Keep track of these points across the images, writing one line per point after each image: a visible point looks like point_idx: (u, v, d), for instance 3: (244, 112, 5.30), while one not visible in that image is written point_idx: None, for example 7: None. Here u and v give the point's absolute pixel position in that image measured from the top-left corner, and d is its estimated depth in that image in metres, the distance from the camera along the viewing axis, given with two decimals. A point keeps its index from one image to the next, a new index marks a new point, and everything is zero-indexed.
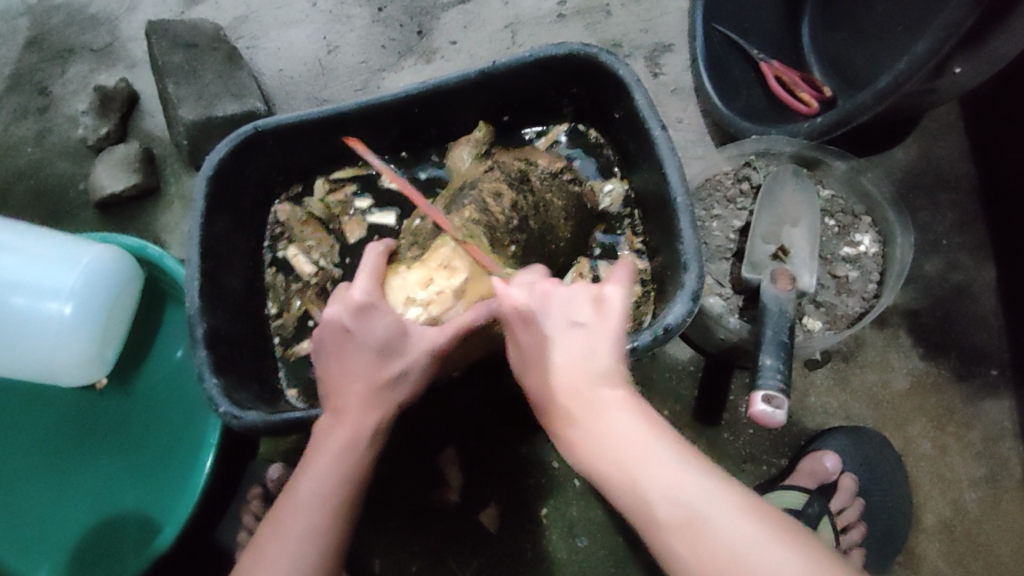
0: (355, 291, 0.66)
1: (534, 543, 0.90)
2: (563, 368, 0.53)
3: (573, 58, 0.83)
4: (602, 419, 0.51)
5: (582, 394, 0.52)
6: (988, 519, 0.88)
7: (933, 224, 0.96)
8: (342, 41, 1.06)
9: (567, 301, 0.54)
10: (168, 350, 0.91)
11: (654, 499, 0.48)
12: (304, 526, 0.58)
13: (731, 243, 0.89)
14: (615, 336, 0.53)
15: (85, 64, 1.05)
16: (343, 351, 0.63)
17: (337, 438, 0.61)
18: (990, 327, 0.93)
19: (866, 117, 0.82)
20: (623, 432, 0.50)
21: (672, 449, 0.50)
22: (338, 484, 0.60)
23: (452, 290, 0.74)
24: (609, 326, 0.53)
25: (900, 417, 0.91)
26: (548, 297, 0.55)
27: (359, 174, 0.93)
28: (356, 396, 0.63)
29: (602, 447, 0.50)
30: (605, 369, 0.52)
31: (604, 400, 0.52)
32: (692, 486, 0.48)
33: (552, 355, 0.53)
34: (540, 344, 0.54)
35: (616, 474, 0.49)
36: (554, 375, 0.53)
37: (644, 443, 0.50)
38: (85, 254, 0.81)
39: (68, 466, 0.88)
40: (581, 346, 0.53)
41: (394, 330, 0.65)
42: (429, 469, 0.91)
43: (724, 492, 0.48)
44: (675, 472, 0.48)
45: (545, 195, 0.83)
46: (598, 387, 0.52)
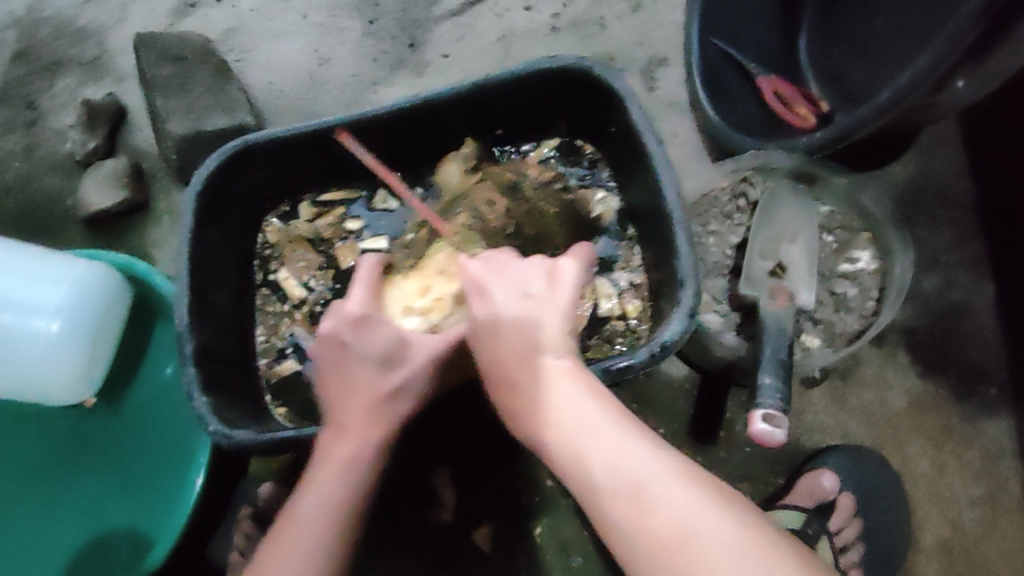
0: (351, 304, 0.65)
1: (528, 563, 0.88)
2: (516, 342, 0.58)
3: (568, 71, 0.81)
4: (558, 398, 0.55)
5: (536, 370, 0.57)
6: (986, 540, 0.87)
7: (931, 240, 0.95)
8: (333, 54, 1.05)
9: (521, 275, 0.60)
10: (158, 368, 0.89)
11: (602, 472, 0.52)
12: (312, 537, 0.57)
13: (728, 259, 0.89)
14: (564, 309, 0.59)
15: (73, 77, 1.03)
16: (343, 363, 0.63)
17: (337, 453, 0.60)
18: (989, 344, 0.92)
19: (864, 133, 0.82)
20: (575, 411, 0.55)
21: (622, 429, 0.54)
22: (345, 495, 0.59)
23: (451, 296, 0.75)
24: (558, 296, 0.58)
25: (898, 436, 0.90)
26: (502, 270, 0.61)
27: (348, 196, 0.93)
28: (357, 411, 0.62)
29: (560, 425, 0.55)
30: (553, 339, 0.57)
31: (559, 379, 0.56)
32: (637, 460, 0.52)
33: (506, 327, 0.58)
34: (494, 316, 0.59)
35: (568, 450, 0.54)
36: (506, 347, 0.58)
37: (594, 420, 0.54)
38: (73, 271, 0.80)
39: (56, 487, 0.87)
40: (530, 317, 0.58)
41: (394, 342, 0.64)
42: (422, 489, 0.89)
43: (664, 465, 0.52)
44: (625, 449, 0.53)
45: (540, 204, 0.86)
46: (547, 360, 0.57)
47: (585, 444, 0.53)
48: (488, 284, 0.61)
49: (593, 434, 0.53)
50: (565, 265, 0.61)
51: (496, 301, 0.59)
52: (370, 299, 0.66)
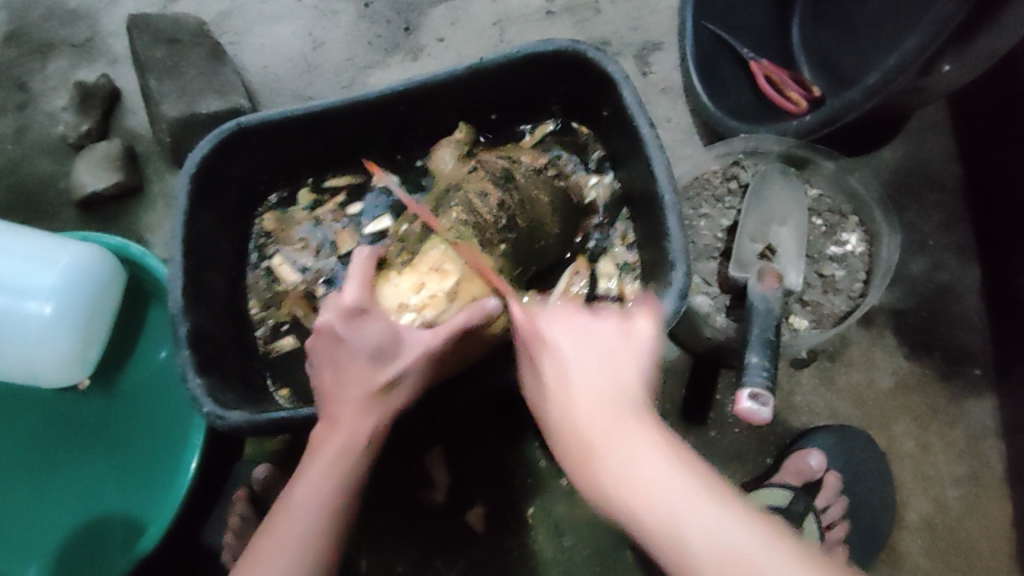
0: (346, 295, 0.66)
1: (522, 542, 0.90)
2: (593, 400, 0.50)
3: (562, 54, 0.82)
4: (637, 458, 0.48)
5: (616, 431, 0.49)
6: (969, 517, 0.89)
7: (918, 224, 0.96)
8: (328, 37, 1.05)
9: (593, 327, 0.55)
10: (154, 351, 0.90)
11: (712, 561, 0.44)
12: (296, 530, 0.57)
13: (719, 242, 0.90)
14: (640, 362, 0.53)
15: (65, 60, 1.03)
16: (338, 358, 0.64)
17: (332, 443, 0.61)
18: (974, 326, 0.93)
19: (854, 115, 0.83)
20: (665, 481, 0.47)
21: (713, 494, 0.46)
22: (337, 490, 0.59)
23: (445, 293, 0.75)
24: (636, 354, 0.54)
25: (884, 416, 0.91)
26: (572, 322, 0.55)
27: (350, 182, 0.93)
28: (351, 403, 0.62)
29: (648, 495, 0.46)
30: (634, 399, 0.51)
31: (638, 437, 0.49)
32: (739, 531, 0.44)
33: (579, 385, 0.51)
34: (563, 371, 0.52)
35: (665, 528, 0.45)
36: (583, 406, 0.51)
37: (683, 487, 0.47)
38: (65, 253, 0.80)
39: (50, 466, 0.87)
40: (611, 375, 0.52)
41: (387, 334, 0.65)
42: (416, 469, 0.90)
43: (767, 541, 0.44)
44: (729, 524, 0.45)
45: (530, 192, 0.82)
46: (629, 420, 0.50)
47: (666, 506, 0.46)
48: (559, 343, 0.54)
49: (687, 504, 0.46)
50: (637, 322, 0.56)
51: (562, 355, 0.53)
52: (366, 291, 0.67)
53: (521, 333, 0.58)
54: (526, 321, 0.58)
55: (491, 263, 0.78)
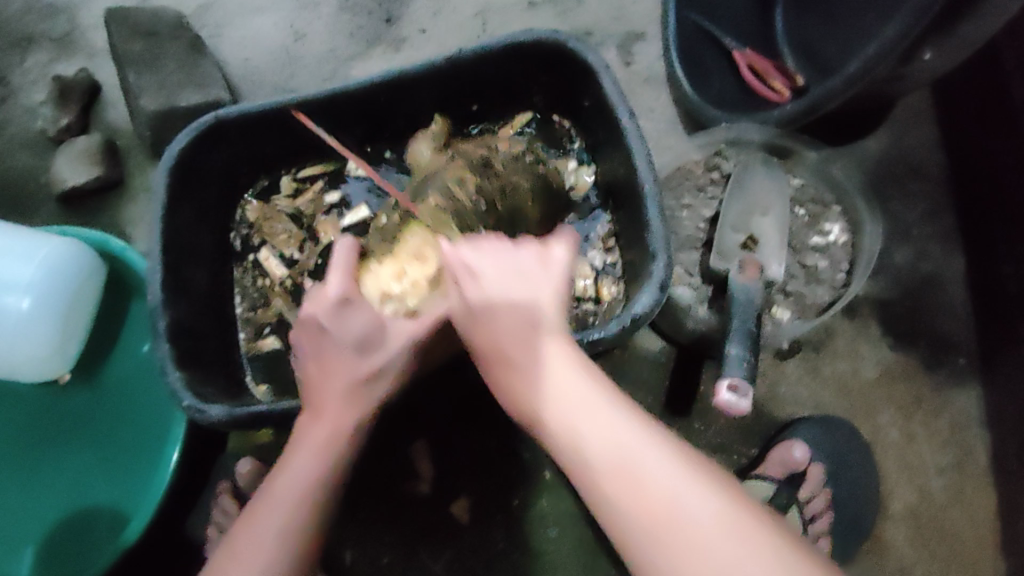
0: (328, 289, 0.65)
1: (507, 533, 0.90)
2: (510, 318, 0.55)
3: (542, 44, 0.81)
4: (545, 373, 0.53)
5: (531, 348, 0.54)
6: (953, 506, 0.89)
7: (904, 213, 0.96)
8: (309, 29, 1.04)
9: (513, 254, 0.57)
10: (135, 345, 0.89)
11: (603, 462, 0.50)
12: (280, 524, 0.56)
13: (702, 233, 0.89)
14: (556, 284, 0.56)
15: (45, 54, 1.03)
16: (322, 349, 0.63)
17: (316, 434, 0.60)
18: (958, 316, 0.93)
19: (834, 104, 0.83)
20: (573, 393, 0.52)
21: (615, 403, 0.52)
22: (320, 481, 0.58)
23: (426, 280, 0.73)
24: (551, 276, 0.56)
25: (869, 406, 0.91)
26: (488, 246, 0.57)
27: (325, 170, 0.93)
28: (335, 393, 0.62)
29: (557, 408, 0.52)
30: (549, 319, 0.55)
31: (548, 351, 0.54)
32: (626, 437, 0.50)
33: (500, 309, 0.55)
34: (486, 299, 0.55)
35: (567, 435, 0.51)
36: (497, 323, 0.55)
37: (586, 401, 0.52)
38: (43, 247, 0.79)
39: (31, 461, 0.87)
40: (524, 295, 0.55)
41: (371, 325, 0.64)
42: (399, 461, 0.90)
43: (649, 441, 0.50)
44: (623, 433, 0.50)
45: (510, 179, 0.81)
46: (541, 340, 0.54)
47: (566, 410, 0.52)
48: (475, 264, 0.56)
49: (590, 417, 0.51)
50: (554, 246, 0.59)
51: (479, 280, 0.56)
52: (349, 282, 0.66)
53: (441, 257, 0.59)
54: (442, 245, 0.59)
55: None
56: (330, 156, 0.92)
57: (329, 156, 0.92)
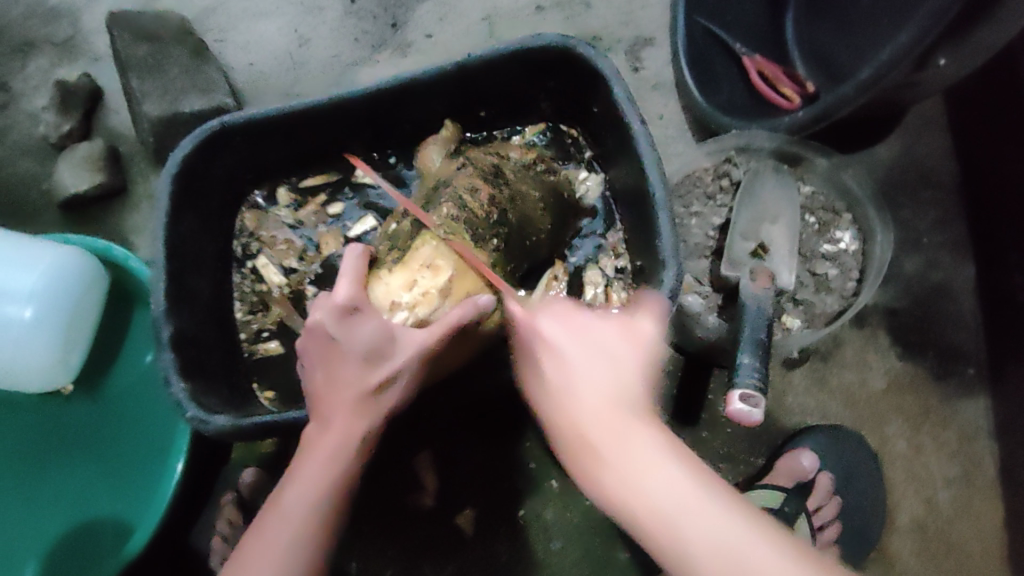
0: (340, 295, 0.64)
1: (511, 545, 0.89)
2: (591, 393, 0.58)
3: (550, 50, 0.80)
4: (640, 455, 0.55)
5: (609, 419, 0.57)
6: (959, 518, 0.88)
7: (914, 221, 0.95)
8: (314, 34, 1.03)
9: (599, 335, 0.62)
10: (139, 355, 0.88)
11: (671, 519, 0.53)
12: (286, 537, 0.56)
13: (711, 240, 0.88)
14: (642, 363, 0.62)
15: (47, 58, 1.02)
16: (331, 358, 0.61)
17: (324, 445, 0.59)
18: (967, 326, 0.92)
19: (846, 110, 0.82)
20: (666, 478, 0.54)
21: (712, 492, 0.54)
22: (326, 494, 0.58)
23: (438, 289, 0.73)
24: (638, 353, 0.62)
25: (877, 417, 0.90)
26: (576, 326, 0.63)
27: (324, 181, 0.92)
28: (344, 404, 0.60)
29: (629, 470, 0.55)
30: (639, 401, 0.59)
31: (642, 437, 0.56)
32: (689, 498, 0.54)
33: (586, 392, 0.58)
34: (572, 379, 0.59)
35: (642, 498, 0.54)
36: (579, 400, 0.58)
37: (653, 463, 0.55)
38: (46, 256, 0.78)
39: (34, 473, 0.86)
40: (612, 377, 0.59)
41: (380, 335, 0.63)
42: (404, 473, 0.89)
43: (746, 523, 0.53)
44: (689, 496, 0.54)
45: (519, 188, 0.81)
46: (629, 419, 0.58)
47: (657, 500, 0.54)
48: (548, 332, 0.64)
49: (671, 491, 0.54)
50: (640, 321, 0.65)
51: (562, 356, 0.61)
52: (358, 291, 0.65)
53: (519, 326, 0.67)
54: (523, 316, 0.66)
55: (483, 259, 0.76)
56: (334, 165, 0.91)
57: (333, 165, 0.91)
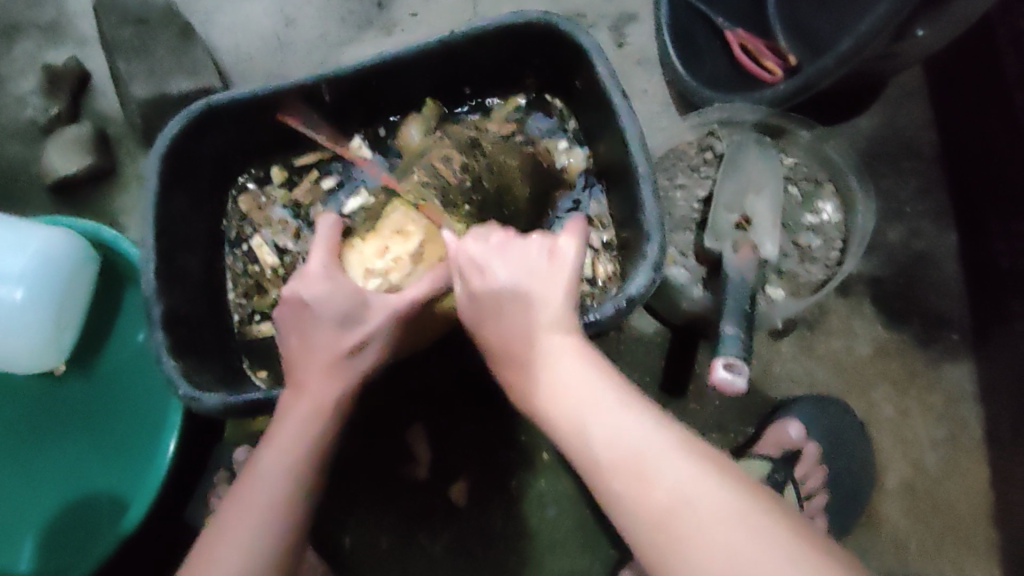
0: (313, 266, 0.66)
1: (506, 514, 0.90)
2: (529, 324, 0.57)
3: (534, 26, 0.80)
4: (558, 372, 0.54)
5: (554, 354, 0.55)
6: (947, 479, 0.90)
7: (897, 191, 0.96)
8: (299, 14, 1.03)
9: (522, 251, 0.59)
10: (130, 334, 0.89)
11: (632, 464, 0.48)
12: (261, 499, 0.56)
13: (695, 213, 0.89)
14: (563, 281, 0.58)
15: (32, 42, 1.02)
16: (304, 322, 0.63)
17: (300, 408, 0.60)
18: (951, 293, 0.93)
19: (828, 80, 0.82)
20: (586, 391, 0.52)
21: (630, 404, 0.51)
22: (302, 456, 0.58)
23: (409, 254, 0.77)
24: (559, 274, 0.58)
25: (863, 383, 0.92)
26: (502, 247, 0.60)
27: (315, 160, 0.92)
28: (319, 367, 0.62)
29: (580, 407, 0.52)
30: (559, 318, 0.57)
31: (561, 353, 0.55)
32: (643, 436, 0.49)
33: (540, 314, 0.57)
34: (495, 298, 0.58)
35: (599, 441, 0.50)
36: (520, 330, 0.57)
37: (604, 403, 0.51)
38: (35, 237, 0.79)
39: (29, 453, 0.86)
40: (533, 294, 0.57)
41: (355, 300, 0.65)
42: (397, 444, 0.90)
43: (663, 434, 0.49)
44: (648, 436, 0.49)
45: (499, 158, 0.82)
46: (549, 336, 0.56)
47: (576, 410, 0.52)
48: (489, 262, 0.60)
49: (592, 405, 0.51)
50: (563, 242, 0.60)
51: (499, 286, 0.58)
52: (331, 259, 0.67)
53: (451, 258, 0.63)
54: (455, 244, 0.63)
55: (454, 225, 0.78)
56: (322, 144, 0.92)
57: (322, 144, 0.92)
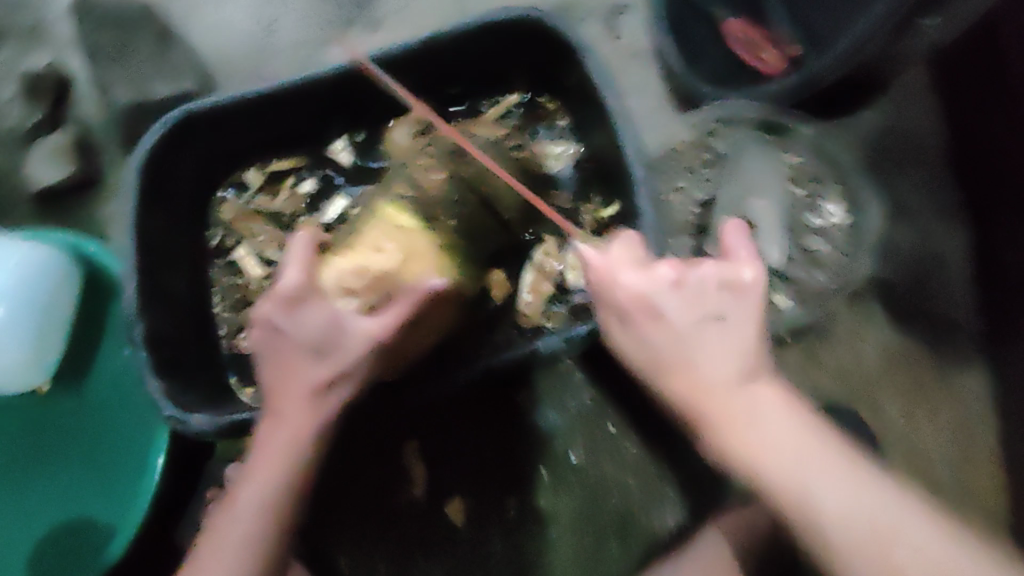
0: (285, 280, 0.61)
1: (504, 537, 0.87)
2: (723, 383, 0.54)
3: (522, 23, 0.77)
4: (756, 428, 0.53)
5: (731, 404, 0.54)
6: (958, 493, 0.87)
7: (903, 189, 0.93)
8: (282, 14, 1.00)
9: (702, 288, 0.55)
10: (114, 350, 0.87)
11: (821, 508, 0.51)
12: (240, 535, 0.57)
13: (695, 216, 0.86)
14: (755, 313, 0.55)
15: (11, 49, 0.99)
16: (280, 353, 0.60)
17: (276, 440, 0.58)
18: (964, 296, 0.90)
19: (831, 78, 0.77)
20: (777, 450, 0.53)
21: (822, 442, 0.54)
22: (279, 491, 0.58)
23: (387, 273, 0.69)
24: (746, 309, 0.55)
25: (870, 389, 0.89)
26: (675, 285, 0.56)
27: (293, 166, 0.89)
28: (294, 401, 0.59)
29: (830, 500, 0.51)
30: (751, 367, 0.55)
31: (757, 405, 0.54)
32: (826, 480, 0.52)
33: (712, 372, 0.54)
34: (688, 356, 0.55)
35: (788, 485, 0.52)
36: (711, 386, 0.54)
37: (782, 457, 0.53)
38: (16, 255, 0.79)
39: (17, 475, 0.85)
40: (735, 343, 0.55)
41: (329, 326, 0.60)
42: (394, 468, 0.88)
43: (855, 470, 0.53)
44: (820, 464, 0.52)
45: (485, 164, 0.80)
46: (756, 390, 0.55)
47: (780, 475, 0.52)
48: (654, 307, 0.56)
49: (803, 466, 0.52)
50: (740, 266, 0.56)
51: (712, 372, 0.54)
52: (308, 270, 0.62)
53: (613, 293, 0.58)
54: (614, 279, 0.58)
55: (426, 239, 0.73)
56: (303, 149, 0.88)
57: (302, 152, 0.89)
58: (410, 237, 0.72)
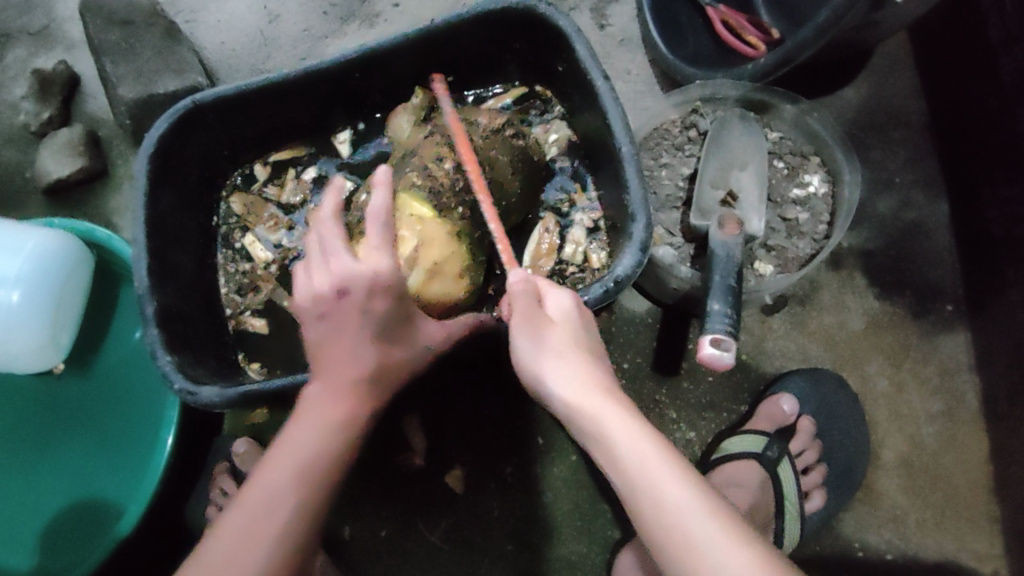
0: (385, 251, 0.56)
1: (502, 501, 0.91)
2: (597, 374, 0.56)
3: (511, 12, 0.80)
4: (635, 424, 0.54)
5: (610, 396, 0.55)
6: (944, 452, 0.90)
7: (885, 162, 0.96)
8: (283, 9, 1.04)
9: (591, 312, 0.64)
10: (126, 333, 0.91)
11: (692, 524, 0.49)
12: (281, 520, 0.52)
13: (681, 191, 0.89)
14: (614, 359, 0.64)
15: (24, 49, 1.03)
16: (350, 329, 0.57)
17: (327, 425, 0.56)
18: (944, 263, 0.94)
19: (808, 54, 0.82)
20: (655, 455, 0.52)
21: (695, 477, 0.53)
22: (326, 474, 0.55)
23: (405, 260, 0.72)
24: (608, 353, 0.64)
25: (857, 356, 0.93)
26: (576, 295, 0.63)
27: (291, 157, 0.93)
28: (351, 388, 0.58)
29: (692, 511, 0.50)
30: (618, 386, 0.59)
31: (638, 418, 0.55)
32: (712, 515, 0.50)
33: (589, 369, 0.56)
34: (569, 347, 0.57)
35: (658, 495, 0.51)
36: (592, 384, 0.55)
37: (673, 480, 0.51)
38: (28, 240, 0.80)
39: (32, 453, 0.88)
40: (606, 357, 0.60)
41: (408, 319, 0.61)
42: (395, 434, 0.91)
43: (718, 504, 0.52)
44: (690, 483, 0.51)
45: (488, 153, 0.81)
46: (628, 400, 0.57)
47: (654, 472, 0.51)
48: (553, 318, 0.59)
49: (671, 477, 0.51)
50: None
51: (590, 368, 0.56)
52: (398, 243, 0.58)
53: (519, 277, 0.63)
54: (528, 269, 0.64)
55: (443, 229, 0.74)
56: (303, 138, 0.93)
57: (298, 141, 0.93)
58: (427, 226, 0.73)
